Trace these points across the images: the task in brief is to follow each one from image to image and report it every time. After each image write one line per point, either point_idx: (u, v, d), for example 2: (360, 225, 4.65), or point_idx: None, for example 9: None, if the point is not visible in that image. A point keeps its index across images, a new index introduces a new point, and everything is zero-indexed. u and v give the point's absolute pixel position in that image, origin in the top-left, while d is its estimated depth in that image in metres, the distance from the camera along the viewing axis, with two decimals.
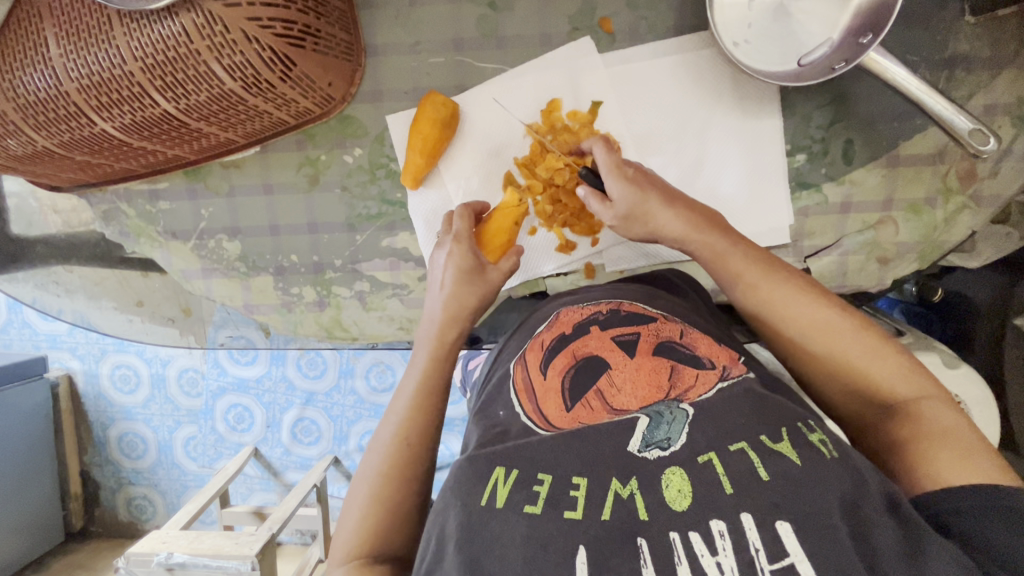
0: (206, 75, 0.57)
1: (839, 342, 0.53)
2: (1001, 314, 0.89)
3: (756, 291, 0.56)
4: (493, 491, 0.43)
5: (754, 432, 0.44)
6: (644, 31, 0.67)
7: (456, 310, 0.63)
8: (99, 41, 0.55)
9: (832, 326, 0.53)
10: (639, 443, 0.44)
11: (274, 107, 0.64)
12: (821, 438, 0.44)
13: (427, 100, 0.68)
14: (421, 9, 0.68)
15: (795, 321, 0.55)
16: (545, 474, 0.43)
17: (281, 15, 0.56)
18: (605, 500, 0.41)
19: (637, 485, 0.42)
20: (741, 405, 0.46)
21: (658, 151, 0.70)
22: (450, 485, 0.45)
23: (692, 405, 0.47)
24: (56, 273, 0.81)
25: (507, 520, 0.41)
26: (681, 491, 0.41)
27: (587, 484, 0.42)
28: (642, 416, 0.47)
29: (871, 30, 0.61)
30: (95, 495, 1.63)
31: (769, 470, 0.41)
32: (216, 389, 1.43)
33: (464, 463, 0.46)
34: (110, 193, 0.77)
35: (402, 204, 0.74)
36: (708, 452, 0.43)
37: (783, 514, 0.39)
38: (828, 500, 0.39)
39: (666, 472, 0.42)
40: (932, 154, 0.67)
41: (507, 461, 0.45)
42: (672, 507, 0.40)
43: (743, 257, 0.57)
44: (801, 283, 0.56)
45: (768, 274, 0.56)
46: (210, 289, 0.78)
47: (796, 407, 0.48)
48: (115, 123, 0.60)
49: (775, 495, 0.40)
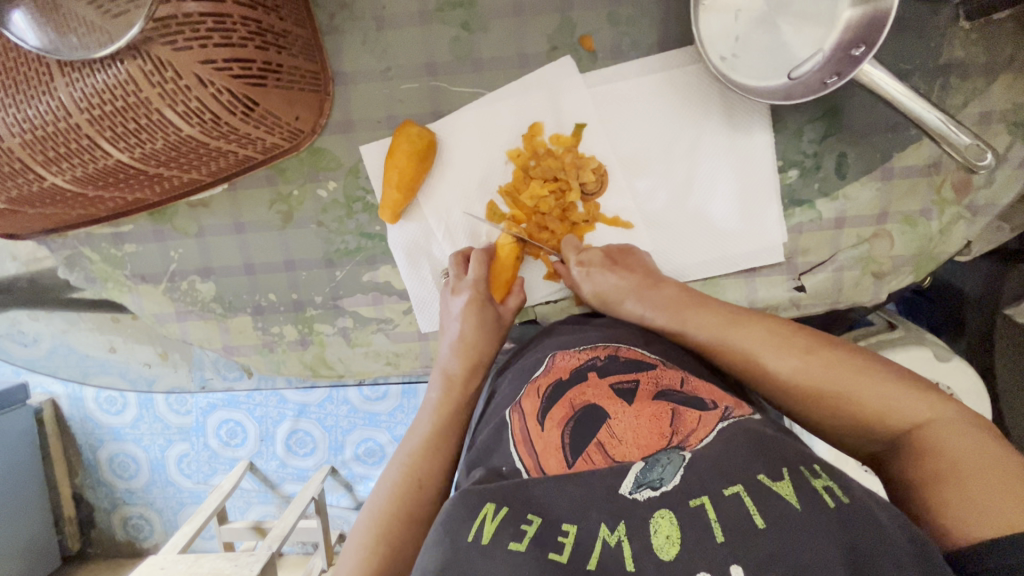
0: (161, 123, 0.53)
1: (811, 385, 0.54)
2: (992, 306, 0.89)
3: (721, 344, 0.59)
4: (479, 527, 0.41)
5: (752, 470, 0.42)
6: (627, 48, 0.64)
7: (468, 358, 0.66)
8: (39, 93, 0.50)
9: (799, 371, 0.55)
10: (631, 484, 0.43)
11: (239, 146, 0.60)
12: (826, 485, 0.42)
13: (402, 131, 0.65)
14: (390, 33, 0.64)
15: (766, 371, 0.57)
16: (534, 516, 0.42)
17: (238, 55, 0.52)
18: (594, 549, 0.39)
19: (625, 531, 0.40)
20: (740, 447, 0.45)
21: (646, 172, 0.67)
22: (439, 521, 0.43)
23: (693, 451, 0.45)
24: (23, 320, 0.78)
25: (493, 558, 0.39)
26: (669, 537, 0.39)
27: (576, 532, 0.41)
28: (637, 458, 0.45)
29: (863, 42, 0.58)
30: (90, 520, 1.61)
31: (766, 517, 0.39)
32: (204, 406, 1.39)
33: (455, 498, 0.44)
34: (72, 237, 0.72)
35: (382, 237, 0.70)
36: (700, 495, 0.41)
37: (777, 567, 0.36)
38: (824, 551, 0.37)
39: (655, 515, 0.40)
40: (926, 165, 0.65)
41: (498, 497, 0.43)
42: (660, 555, 0.38)
43: (699, 314, 0.61)
44: (760, 328, 0.58)
45: (727, 328, 0.59)
46: (186, 332, 0.75)
47: (799, 448, 0.46)
48: (66, 175, 0.56)
49: (770, 544, 0.37)
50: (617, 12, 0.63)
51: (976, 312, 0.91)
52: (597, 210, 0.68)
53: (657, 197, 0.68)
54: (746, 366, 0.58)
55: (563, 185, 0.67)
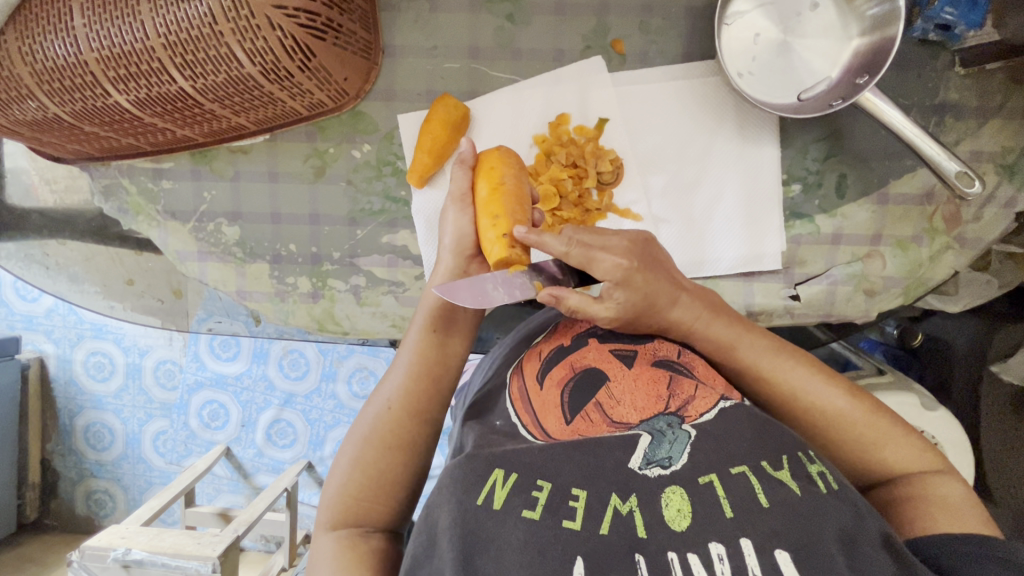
0: (226, 57, 0.58)
1: (848, 423, 0.53)
2: (979, 362, 0.90)
3: (768, 378, 0.56)
4: (490, 492, 0.43)
5: (755, 458, 0.44)
6: (654, 55, 0.70)
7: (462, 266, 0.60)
8: (123, 15, 0.56)
9: (839, 408, 0.54)
10: (641, 460, 0.45)
11: (289, 96, 0.65)
12: (819, 471, 0.44)
13: (440, 102, 0.70)
14: (441, 16, 0.71)
15: (808, 407, 0.54)
16: (544, 481, 0.43)
17: (306, 7, 0.57)
18: (604, 514, 0.41)
19: (636, 502, 0.42)
20: (744, 428, 0.47)
21: (660, 173, 0.72)
22: (444, 483, 0.45)
23: (695, 427, 0.47)
24: (49, 245, 0.80)
25: (505, 523, 0.41)
26: (681, 511, 0.41)
27: (586, 497, 0.42)
28: (644, 434, 0.47)
29: (867, 72, 0.64)
30: (53, 489, 1.54)
31: (769, 496, 0.41)
32: (192, 383, 1.38)
33: (460, 461, 0.45)
34: (114, 168, 0.76)
35: (406, 202, 0.75)
36: (709, 473, 0.43)
37: (783, 543, 0.39)
38: (820, 530, 0.39)
39: (666, 490, 0.42)
40: (920, 194, 0.69)
41: (506, 464, 0.45)
42: (672, 527, 0.40)
43: (754, 343, 0.57)
44: (808, 366, 0.56)
45: (777, 361, 0.56)
46: (204, 273, 0.78)
47: (793, 434, 0.48)
48: (130, 96, 0.61)
49: (775, 522, 0.40)
50: (649, 22, 0.70)
51: (963, 366, 0.91)
52: (611, 202, 0.72)
53: (668, 195, 0.72)
54: (787, 399, 0.55)
55: (581, 173, 0.71)
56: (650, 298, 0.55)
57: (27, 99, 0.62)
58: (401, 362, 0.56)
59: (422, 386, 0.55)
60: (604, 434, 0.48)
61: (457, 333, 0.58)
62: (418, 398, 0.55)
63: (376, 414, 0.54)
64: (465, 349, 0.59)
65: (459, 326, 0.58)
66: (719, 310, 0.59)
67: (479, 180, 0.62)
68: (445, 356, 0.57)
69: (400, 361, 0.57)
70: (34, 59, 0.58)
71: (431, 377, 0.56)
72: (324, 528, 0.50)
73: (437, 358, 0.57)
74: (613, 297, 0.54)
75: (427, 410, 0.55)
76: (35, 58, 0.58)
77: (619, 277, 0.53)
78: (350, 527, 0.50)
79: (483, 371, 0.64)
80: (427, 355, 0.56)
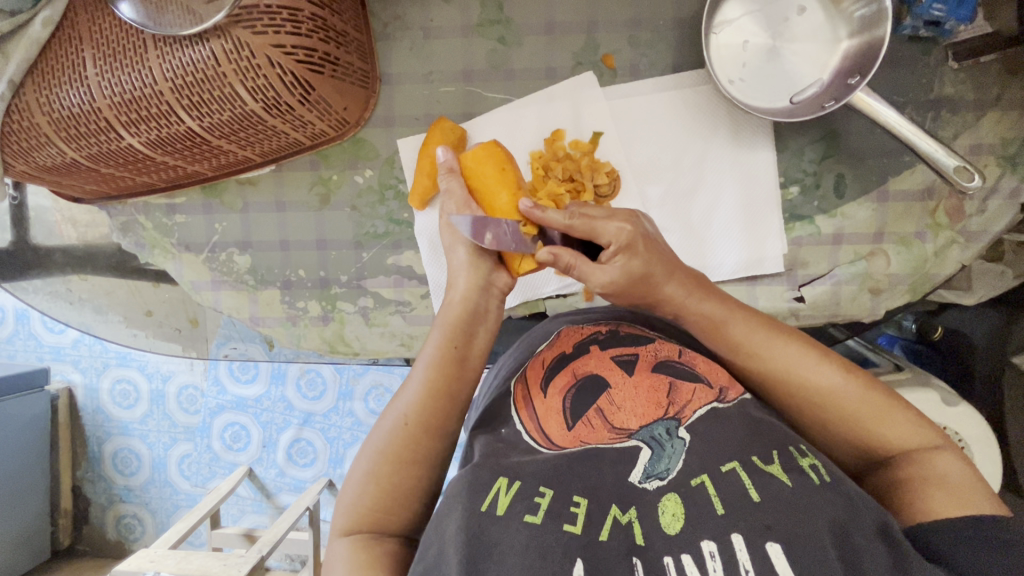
0: (230, 96, 0.61)
1: (844, 403, 0.52)
2: (999, 350, 0.86)
3: (761, 356, 0.55)
4: (494, 498, 0.44)
5: (746, 452, 0.45)
6: (644, 67, 0.71)
7: (483, 278, 0.62)
8: (132, 62, 0.60)
9: (835, 391, 0.52)
10: (640, 474, 0.46)
11: (291, 128, 0.67)
12: (812, 463, 0.45)
13: (438, 125, 0.72)
14: (434, 42, 0.73)
15: (803, 385, 0.53)
16: (546, 488, 0.44)
17: (304, 43, 0.60)
18: (604, 523, 0.43)
19: (636, 514, 0.43)
20: (738, 432, 0.47)
21: (657, 180, 0.73)
22: (452, 493, 0.46)
23: (689, 432, 0.48)
24: (72, 281, 0.83)
25: (507, 528, 0.42)
26: (676, 515, 0.42)
27: (587, 504, 0.44)
28: (642, 446, 0.48)
29: (858, 72, 0.64)
30: (84, 515, 1.58)
31: (760, 491, 0.42)
32: (214, 407, 1.41)
33: (469, 470, 0.47)
34: (131, 205, 0.80)
35: (408, 223, 0.76)
36: (701, 475, 0.44)
37: (774, 537, 0.39)
38: (816, 524, 0.40)
39: (663, 498, 0.43)
40: (920, 190, 0.69)
41: (510, 472, 0.46)
42: (668, 531, 0.41)
43: (746, 321, 0.56)
44: (804, 343, 0.55)
45: (771, 341, 0.55)
46: (218, 301, 0.81)
47: (788, 431, 0.49)
48: (141, 138, 0.64)
49: (767, 516, 0.40)
50: (638, 36, 0.71)
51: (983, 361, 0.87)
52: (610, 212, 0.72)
53: (668, 203, 0.73)
54: (783, 382, 0.54)
55: (579, 186, 0.71)
56: (648, 266, 0.57)
57: (46, 146, 0.65)
58: (418, 375, 0.57)
59: (438, 400, 0.56)
60: (605, 442, 0.49)
61: (480, 343, 0.60)
62: (432, 408, 0.55)
63: (392, 427, 0.55)
64: (480, 356, 0.61)
65: (482, 334, 0.61)
66: (713, 292, 0.59)
67: (496, 188, 0.66)
68: (455, 367, 0.58)
69: (415, 373, 0.57)
70: (51, 109, 0.62)
71: (444, 392, 0.56)
72: (340, 533, 0.52)
73: (455, 371, 0.57)
74: (615, 262, 0.56)
75: (441, 425, 0.55)
76: (52, 108, 0.62)
77: (625, 240, 0.56)
78: (364, 532, 0.51)
79: (494, 378, 0.66)
80: (445, 370, 0.57)
